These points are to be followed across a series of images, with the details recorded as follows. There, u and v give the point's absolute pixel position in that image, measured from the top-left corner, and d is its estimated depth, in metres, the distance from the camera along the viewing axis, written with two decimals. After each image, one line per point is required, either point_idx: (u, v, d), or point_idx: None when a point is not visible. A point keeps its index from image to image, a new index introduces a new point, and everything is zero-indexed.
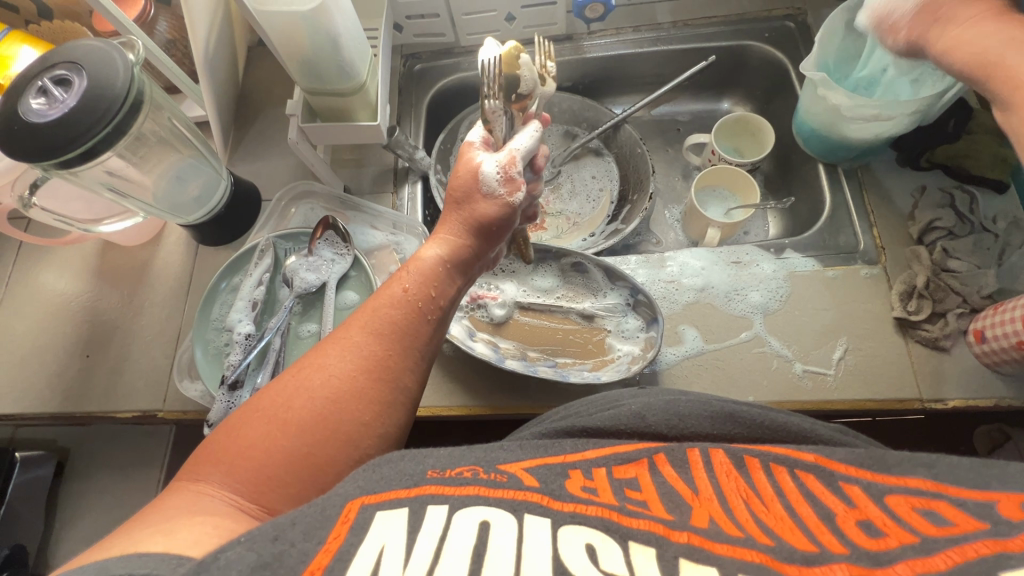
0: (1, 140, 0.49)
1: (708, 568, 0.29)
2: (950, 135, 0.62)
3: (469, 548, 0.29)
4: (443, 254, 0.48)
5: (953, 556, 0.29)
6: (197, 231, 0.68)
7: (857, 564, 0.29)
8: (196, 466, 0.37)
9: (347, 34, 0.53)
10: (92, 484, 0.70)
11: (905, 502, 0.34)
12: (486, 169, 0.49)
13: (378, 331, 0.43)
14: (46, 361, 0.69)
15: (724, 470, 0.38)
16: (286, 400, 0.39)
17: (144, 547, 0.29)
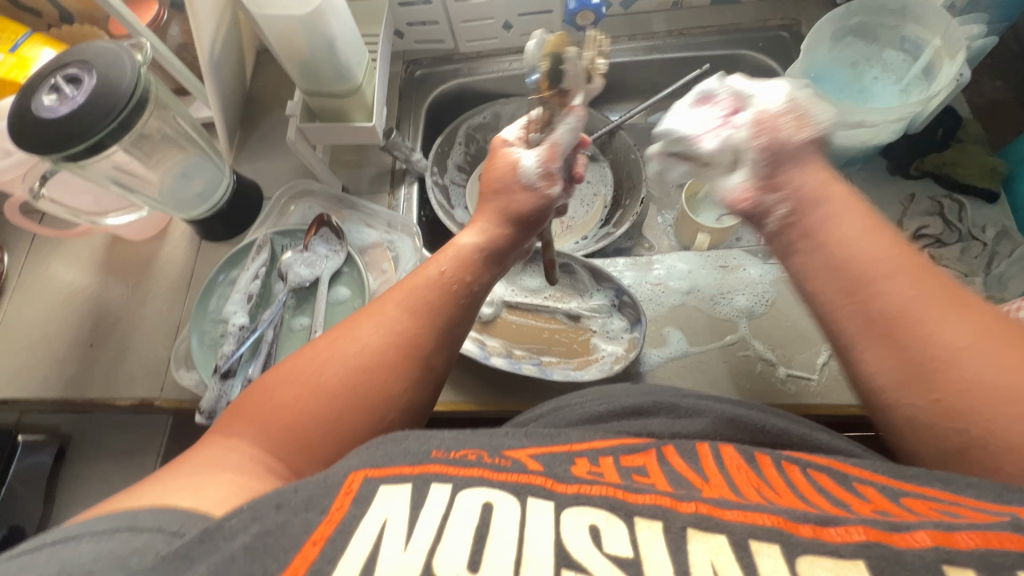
0: (15, 133, 0.52)
1: (716, 536, 0.28)
2: (938, 144, 0.62)
3: (472, 527, 0.29)
4: (481, 240, 0.53)
5: (975, 537, 0.27)
6: (200, 226, 0.71)
7: (874, 526, 0.28)
8: (228, 423, 0.40)
9: (343, 37, 0.56)
10: (90, 470, 0.71)
11: (922, 503, 0.31)
12: (526, 163, 0.55)
13: (413, 309, 0.46)
14: (53, 348, 0.72)
15: (733, 463, 0.36)
16: (320, 366, 0.42)
17: (174, 500, 0.32)
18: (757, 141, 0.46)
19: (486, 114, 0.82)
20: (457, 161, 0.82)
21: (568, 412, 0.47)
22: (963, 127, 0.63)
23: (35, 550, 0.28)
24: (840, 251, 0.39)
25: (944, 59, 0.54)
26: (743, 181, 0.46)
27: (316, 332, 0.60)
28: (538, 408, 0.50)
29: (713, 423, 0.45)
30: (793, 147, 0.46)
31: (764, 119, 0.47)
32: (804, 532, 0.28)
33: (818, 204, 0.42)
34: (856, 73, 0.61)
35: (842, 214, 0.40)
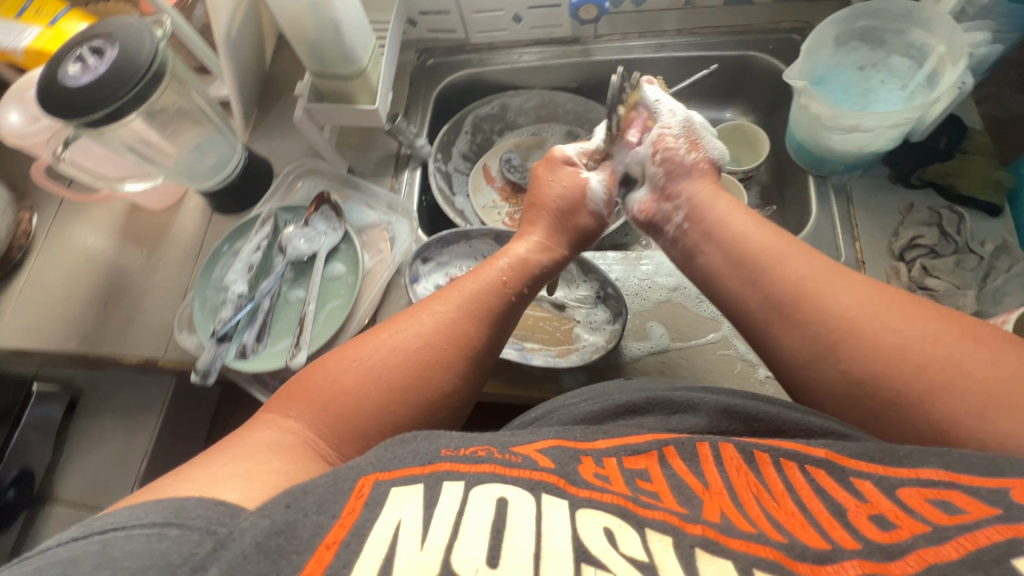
0: (42, 100, 0.56)
1: (723, 560, 0.31)
2: (941, 154, 0.61)
3: (487, 523, 0.31)
4: (542, 252, 0.59)
5: (964, 544, 0.30)
6: (211, 197, 0.74)
7: (870, 559, 0.31)
8: (283, 406, 0.45)
9: (349, 21, 0.58)
10: (97, 422, 0.76)
11: (917, 493, 0.35)
12: (594, 187, 0.63)
13: (473, 314, 0.52)
14: (71, 306, 0.76)
15: (734, 464, 0.39)
16: (382, 359, 0.47)
17: (221, 493, 0.34)
18: (657, 157, 0.61)
19: (494, 104, 0.84)
20: (463, 150, 0.84)
21: (564, 414, 0.48)
22: (970, 138, 0.62)
23: (84, 543, 0.30)
24: (752, 254, 0.51)
25: (947, 66, 0.53)
26: (646, 193, 0.62)
27: (309, 304, 0.63)
28: (534, 411, 0.51)
29: (707, 415, 0.46)
30: (687, 166, 0.61)
31: (663, 140, 0.62)
32: (802, 571, 0.30)
33: (724, 217, 0.55)
34: (863, 76, 0.61)
35: (725, 220, 0.55)
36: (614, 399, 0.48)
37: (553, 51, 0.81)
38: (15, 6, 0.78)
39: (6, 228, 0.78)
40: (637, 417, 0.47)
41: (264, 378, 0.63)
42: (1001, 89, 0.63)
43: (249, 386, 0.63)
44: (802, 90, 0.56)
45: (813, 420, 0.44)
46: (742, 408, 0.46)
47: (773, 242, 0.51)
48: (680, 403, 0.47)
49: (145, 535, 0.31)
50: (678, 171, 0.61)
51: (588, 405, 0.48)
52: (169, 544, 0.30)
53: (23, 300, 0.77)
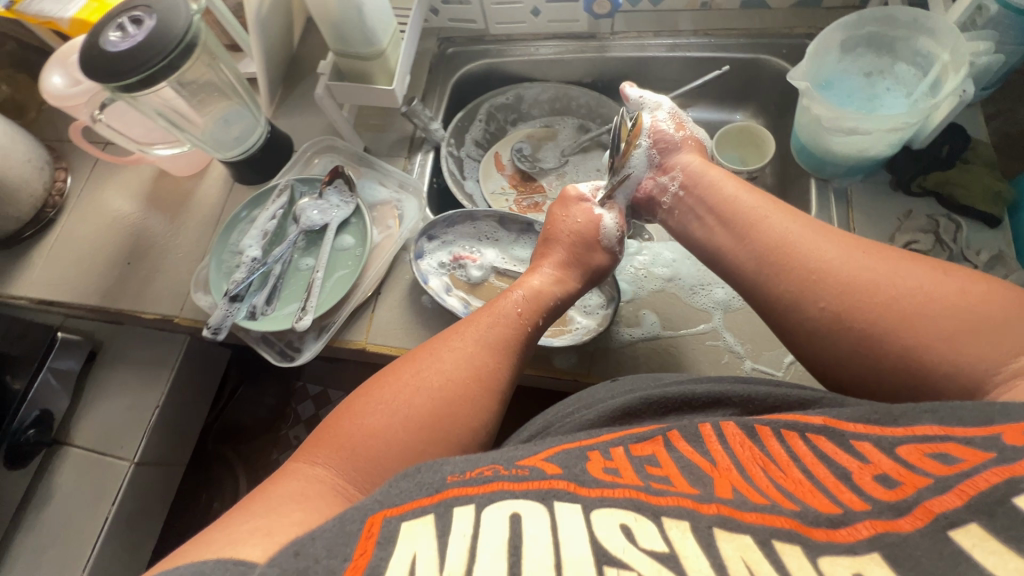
0: (84, 64, 0.60)
1: (741, 536, 0.32)
2: (943, 162, 0.62)
3: (504, 542, 0.32)
4: (558, 284, 0.61)
5: (965, 492, 0.31)
6: (233, 167, 0.78)
7: (880, 517, 0.33)
8: (308, 454, 0.46)
9: (371, 5, 0.61)
10: (114, 374, 0.80)
11: (916, 450, 0.36)
12: (607, 224, 0.65)
13: (493, 345, 0.54)
14: (96, 263, 0.81)
15: (737, 440, 0.42)
16: (406, 397, 0.48)
17: (245, 553, 0.35)
18: (651, 139, 0.66)
19: (509, 95, 0.87)
20: (476, 137, 0.87)
21: (561, 426, 0.50)
22: (973, 148, 0.62)
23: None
24: (744, 215, 0.56)
25: (950, 73, 0.54)
26: (644, 168, 0.66)
27: (317, 272, 0.66)
28: (528, 429, 0.52)
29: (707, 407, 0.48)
30: (676, 140, 0.66)
31: (655, 127, 0.66)
32: (819, 536, 0.32)
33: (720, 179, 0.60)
34: (869, 82, 0.62)
35: (722, 180, 0.60)
36: (607, 405, 0.50)
37: (569, 46, 0.84)
38: None
39: (41, 187, 0.83)
40: (635, 420, 0.49)
41: (271, 340, 0.67)
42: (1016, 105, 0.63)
43: (254, 344, 0.67)
44: (805, 91, 0.57)
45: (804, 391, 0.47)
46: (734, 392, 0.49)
47: (767, 202, 0.56)
48: (678, 399, 0.49)
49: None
50: (672, 149, 0.65)
51: (587, 411, 0.50)
52: None
53: (55, 254, 0.82)
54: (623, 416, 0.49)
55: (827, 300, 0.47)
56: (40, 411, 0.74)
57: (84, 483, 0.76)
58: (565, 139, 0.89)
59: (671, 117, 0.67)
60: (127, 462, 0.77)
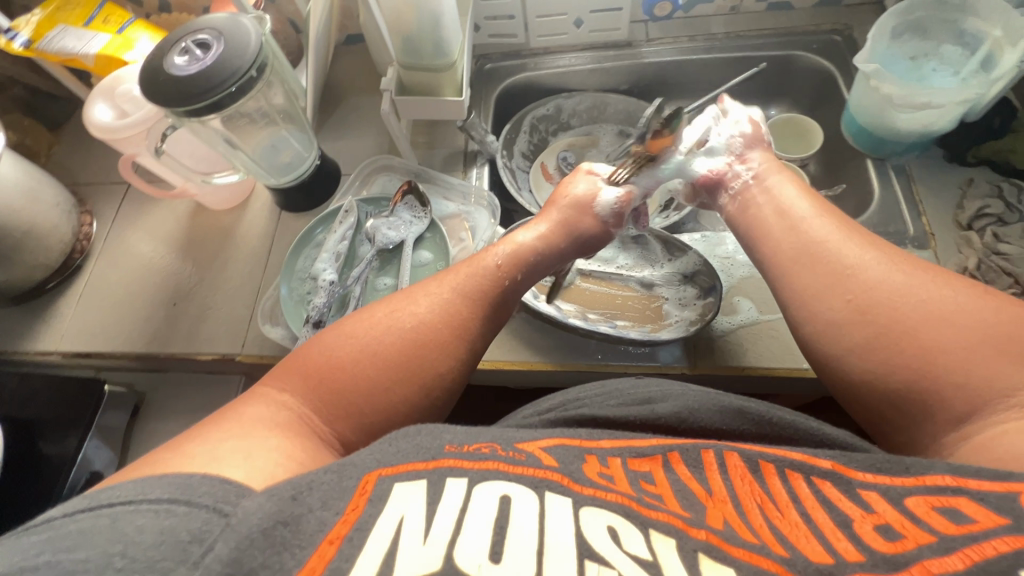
0: (148, 89, 0.57)
1: (725, 567, 0.30)
2: (995, 132, 0.66)
3: (490, 520, 0.31)
4: (541, 240, 0.60)
5: (970, 556, 0.30)
6: (283, 194, 0.74)
7: (875, 571, 0.30)
8: (278, 379, 0.45)
9: (448, 16, 0.61)
10: (161, 426, 0.73)
11: (925, 503, 0.34)
12: (606, 198, 0.63)
13: (468, 296, 0.52)
14: (136, 307, 0.75)
15: (738, 473, 0.39)
16: (376, 334, 0.47)
17: (226, 471, 0.34)
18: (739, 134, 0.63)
19: (550, 106, 0.87)
20: (523, 148, 0.87)
21: (575, 408, 0.48)
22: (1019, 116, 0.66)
23: (94, 515, 0.30)
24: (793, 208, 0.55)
25: (1005, 47, 0.58)
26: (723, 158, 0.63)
27: (402, 290, 0.64)
28: (548, 401, 0.50)
29: (722, 413, 0.47)
30: (759, 139, 0.64)
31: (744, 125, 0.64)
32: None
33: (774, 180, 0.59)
34: (915, 65, 0.66)
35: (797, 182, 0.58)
36: (629, 395, 0.48)
37: (606, 54, 0.85)
38: (84, 14, 0.79)
39: (69, 232, 0.77)
40: (648, 406, 0.47)
41: None
42: None
43: None
44: (874, 73, 0.61)
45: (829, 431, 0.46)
46: (756, 412, 0.46)
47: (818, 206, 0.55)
48: (690, 397, 0.48)
49: (154, 511, 0.30)
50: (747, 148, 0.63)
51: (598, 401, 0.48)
52: (176, 517, 0.30)
53: (86, 302, 0.76)
54: (642, 411, 0.46)
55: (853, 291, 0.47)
56: (91, 473, 0.68)
57: None
58: (608, 146, 0.89)
59: (753, 122, 0.64)
60: None
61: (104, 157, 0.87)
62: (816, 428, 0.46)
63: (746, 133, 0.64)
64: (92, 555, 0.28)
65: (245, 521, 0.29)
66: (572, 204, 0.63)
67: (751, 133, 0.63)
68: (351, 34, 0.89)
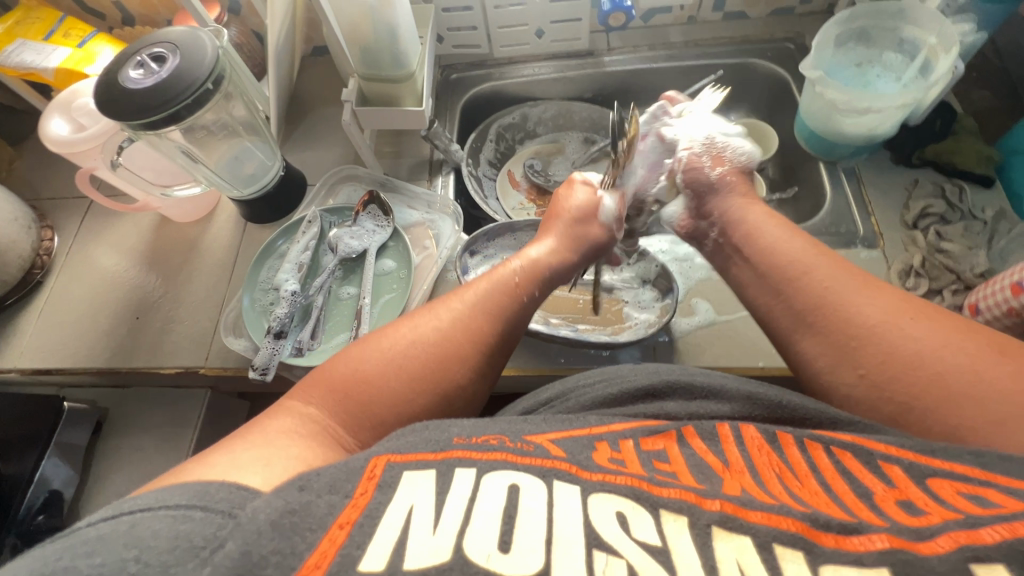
0: (103, 103, 0.57)
1: (740, 537, 0.31)
2: (938, 134, 0.69)
3: (499, 509, 0.31)
4: (554, 254, 0.58)
5: (1001, 530, 0.29)
6: (247, 206, 0.74)
7: (899, 535, 0.30)
8: (302, 391, 0.44)
9: (404, 27, 0.63)
10: (127, 442, 0.72)
11: (950, 486, 0.34)
12: (605, 204, 0.62)
13: (489, 312, 0.51)
14: (98, 321, 0.74)
15: (756, 444, 0.40)
16: (403, 347, 0.46)
17: (243, 478, 0.33)
18: (686, 176, 0.63)
19: (515, 114, 0.89)
20: (489, 156, 0.89)
21: (579, 396, 0.48)
22: (959, 121, 0.69)
23: (115, 521, 0.29)
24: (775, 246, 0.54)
25: (940, 54, 0.61)
26: (681, 211, 0.65)
27: (365, 298, 0.64)
28: (544, 392, 0.51)
29: (732, 401, 0.46)
30: (714, 180, 0.63)
31: (694, 166, 0.63)
32: (826, 542, 0.30)
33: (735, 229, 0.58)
34: (861, 71, 0.69)
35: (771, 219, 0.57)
36: (631, 382, 0.48)
37: (568, 64, 0.87)
38: (43, 28, 0.78)
39: (29, 247, 0.76)
40: (657, 402, 0.47)
41: None
42: (969, 88, 0.74)
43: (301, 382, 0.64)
44: (818, 79, 0.64)
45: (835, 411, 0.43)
46: (764, 396, 0.45)
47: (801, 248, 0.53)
48: (700, 389, 0.47)
49: (172, 516, 0.30)
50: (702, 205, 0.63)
51: (593, 390, 0.48)
52: (193, 522, 0.29)
53: (45, 318, 0.75)
54: (648, 407, 0.46)
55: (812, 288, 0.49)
56: (49, 493, 0.67)
57: None
58: (574, 154, 0.90)
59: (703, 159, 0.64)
60: None
61: (68, 170, 0.87)
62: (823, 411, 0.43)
63: (698, 170, 0.63)
64: (110, 560, 0.27)
65: (252, 521, 0.29)
66: (580, 212, 0.61)
67: (694, 179, 0.63)
68: (316, 45, 0.90)
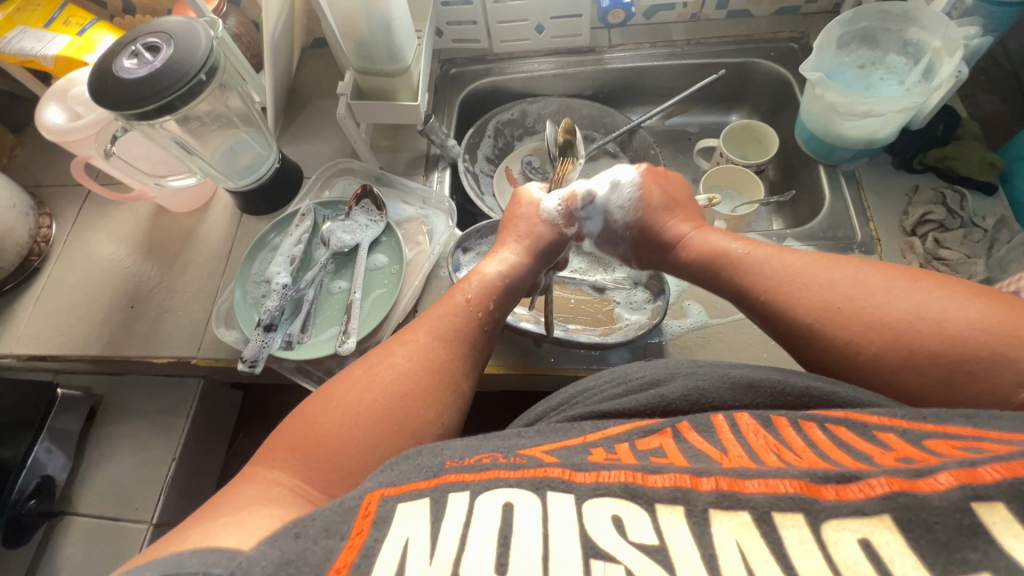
0: (97, 92, 0.57)
1: (739, 513, 0.30)
2: (940, 140, 0.67)
3: (494, 530, 0.31)
4: (508, 268, 0.60)
5: (1000, 469, 0.30)
6: (242, 198, 0.74)
7: (898, 475, 0.31)
8: (265, 457, 0.43)
9: (398, 20, 0.62)
10: (120, 429, 0.73)
11: (945, 443, 0.34)
12: (549, 203, 0.66)
13: (442, 336, 0.52)
14: (93, 309, 0.74)
15: (751, 429, 0.39)
16: (360, 393, 0.47)
17: (218, 541, 0.34)
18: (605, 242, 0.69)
19: (515, 110, 0.87)
20: (487, 153, 0.87)
21: (587, 399, 0.48)
22: (963, 125, 0.68)
23: None
24: (756, 262, 0.53)
25: (943, 56, 0.60)
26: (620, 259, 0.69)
27: (355, 293, 0.64)
28: (556, 397, 0.51)
29: (731, 389, 0.45)
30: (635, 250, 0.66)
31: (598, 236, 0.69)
32: (828, 496, 0.31)
33: (685, 255, 0.59)
34: (864, 73, 0.68)
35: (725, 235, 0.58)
36: (638, 378, 0.48)
37: (569, 60, 0.86)
38: (44, 16, 0.78)
39: (26, 235, 0.77)
40: (656, 390, 0.46)
41: (307, 368, 0.63)
42: (978, 92, 0.72)
43: (291, 375, 0.64)
44: (819, 81, 0.63)
45: (840, 390, 0.42)
46: (766, 381, 0.44)
47: (788, 259, 0.51)
48: (703, 374, 0.46)
49: None
50: (649, 243, 0.63)
51: (598, 393, 0.48)
52: None
53: (41, 305, 0.75)
54: (650, 401, 0.45)
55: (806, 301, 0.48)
56: (41, 479, 0.68)
57: (95, 553, 0.69)
58: None
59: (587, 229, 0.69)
60: (144, 523, 0.69)
61: (67, 158, 0.87)
62: (832, 390, 0.42)
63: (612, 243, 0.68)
64: None
65: (252, 567, 0.30)
66: (528, 226, 0.65)
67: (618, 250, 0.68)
68: (316, 37, 0.89)
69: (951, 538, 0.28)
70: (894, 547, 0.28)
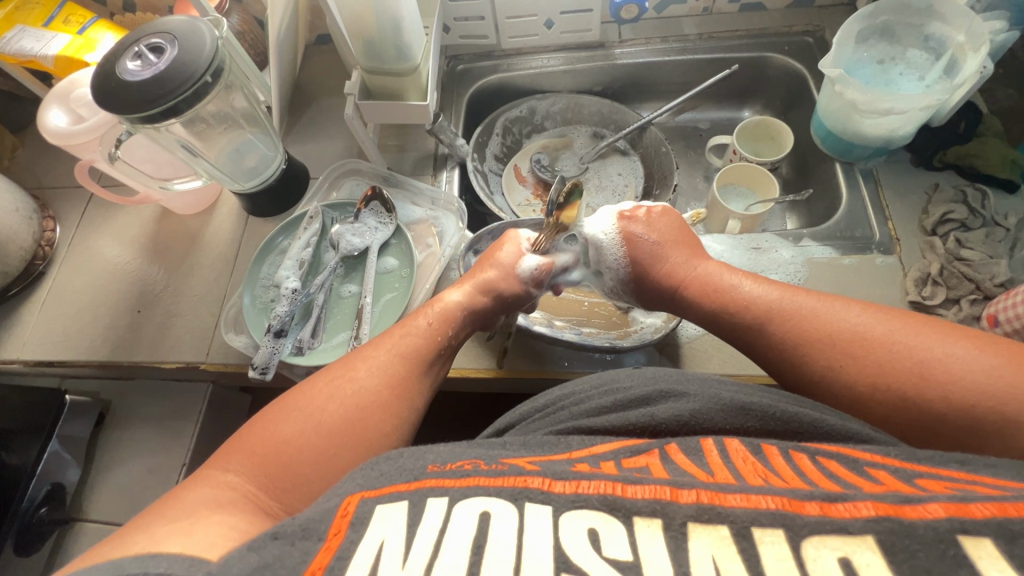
0: (100, 94, 0.55)
1: (718, 527, 0.30)
2: (962, 136, 0.66)
3: (469, 539, 0.30)
4: (470, 301, 0.58)
5: (990, 507, 0.29)
6: (249, 199, 0.73)
7: (884, 501, 0.30)
8: (217, 460, 0.42)
9: (408, 19, 0.61)
10: (128, 435, 0.72)
11: (936, 482, 0.32)
12: (526, 264, 0.61)
13: (403, 354, 0.51)
14: (99, 314, 0.73)
15: (740, 456, 0.37)
16: (320, 404, 0.46)
17: (164, 546, 0.32)
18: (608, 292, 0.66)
19: (523, 108, 0.85)
20: (495, 151, 0.86)
21: (573, 406, 0.47)
22: (985, 122, 0.67)
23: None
24: (774, 314, 0.50)
25: (968, 52, 0.59)
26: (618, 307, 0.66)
27: (366, 298, 0.63)
28: (543, 398, 0.50)
29: (721, 410, 0.43)
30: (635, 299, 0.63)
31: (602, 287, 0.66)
32: (810, 512, 0.30)
33: (694, 301, 0.56)
34: (883, 69, 0.66)
35: (725, 269, 0.56)
36: (631, 390, 0.46)
37: (578, 56, 0.84)
38: (43, 14, 0.77)
39: (31, 239, 0.75)
40: (647, 409, 0.45)
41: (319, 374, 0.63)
42: (995, 85, 0.70)
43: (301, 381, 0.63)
44: (839, 78, 0.62)
45: (833, 421, 0.42)
46: (757, 406, 0.43)
47: (798, 308, 0.50)
48: (693, 395, 0.45)
49: None
50: (648, 288, 0.60)
51: (591, 398, 0.47)
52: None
53: (46, 310, 0.74)
54: (640, 421, 0.44)
55: (785, 332, 0.49)
56: (52, 485, 0.67)
57: None
58: (581, 148, 0.87)
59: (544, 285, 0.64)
60: None
61: (71, 159, 0.86)
62: (820, 418, 0.42)
63: (616, 293, 0.65)
64: None
65: (231, 565, 0.29)
66: (498, 270, 0.60)
67: (619, 297, 0.65)
68: (321, 34, 0.88)
69: (933, 565, 0.27)
70: (874, 567, 0.27)
